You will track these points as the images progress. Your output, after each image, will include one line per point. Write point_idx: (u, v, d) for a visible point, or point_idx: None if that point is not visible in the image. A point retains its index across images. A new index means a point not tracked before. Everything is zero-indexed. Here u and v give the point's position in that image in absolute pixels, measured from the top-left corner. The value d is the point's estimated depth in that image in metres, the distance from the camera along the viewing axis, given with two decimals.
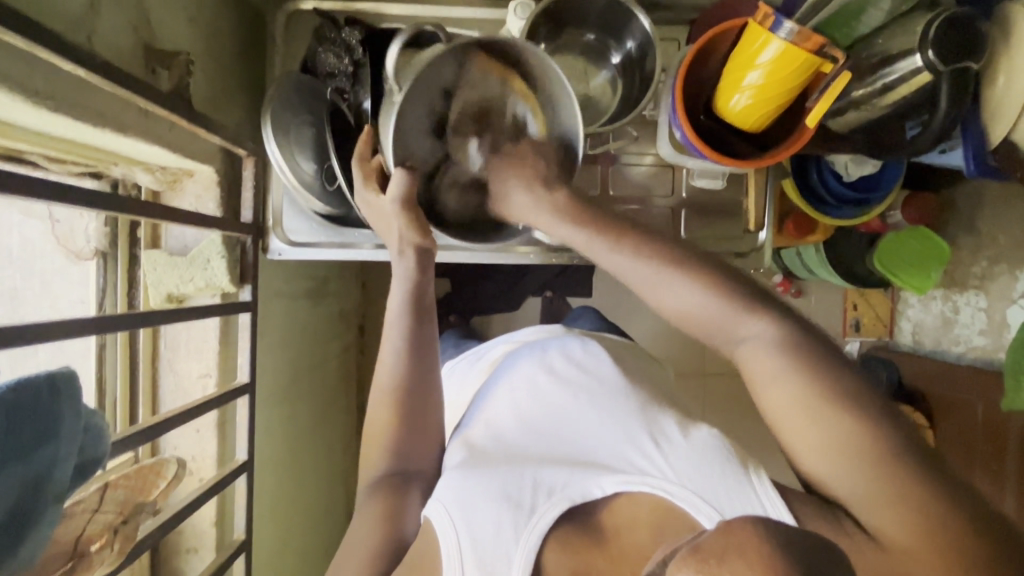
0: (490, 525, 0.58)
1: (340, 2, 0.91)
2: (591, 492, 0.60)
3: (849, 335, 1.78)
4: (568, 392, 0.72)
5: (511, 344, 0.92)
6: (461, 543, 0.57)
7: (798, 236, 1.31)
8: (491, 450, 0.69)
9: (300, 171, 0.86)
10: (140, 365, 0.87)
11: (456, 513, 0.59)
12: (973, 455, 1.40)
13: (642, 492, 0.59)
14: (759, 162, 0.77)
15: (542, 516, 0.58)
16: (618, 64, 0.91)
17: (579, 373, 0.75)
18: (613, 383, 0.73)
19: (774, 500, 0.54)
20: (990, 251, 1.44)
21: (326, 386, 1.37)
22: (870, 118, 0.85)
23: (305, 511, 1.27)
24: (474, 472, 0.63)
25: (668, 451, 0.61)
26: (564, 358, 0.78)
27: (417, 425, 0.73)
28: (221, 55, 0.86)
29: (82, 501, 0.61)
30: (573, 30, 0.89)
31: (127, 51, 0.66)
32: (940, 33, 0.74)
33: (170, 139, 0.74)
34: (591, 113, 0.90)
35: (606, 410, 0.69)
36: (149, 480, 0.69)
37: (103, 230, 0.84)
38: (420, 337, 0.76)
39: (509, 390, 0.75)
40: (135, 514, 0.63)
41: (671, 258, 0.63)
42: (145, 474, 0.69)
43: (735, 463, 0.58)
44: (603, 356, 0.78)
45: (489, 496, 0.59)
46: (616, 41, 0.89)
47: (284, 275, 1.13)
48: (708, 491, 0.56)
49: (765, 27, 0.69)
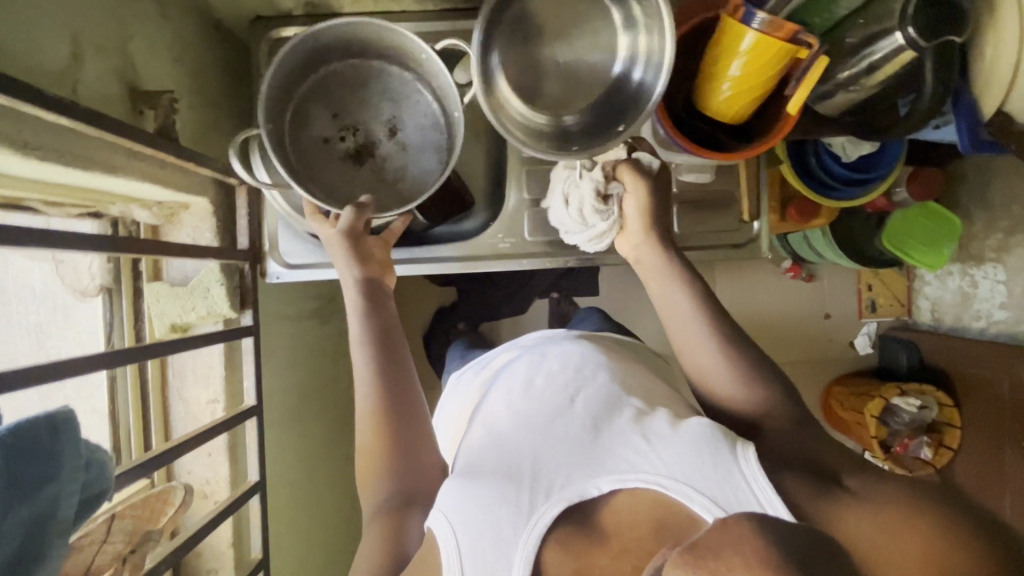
0: (488, 529, 0.58)
1: (320, 28, 0.93)
2: (589, 492, 0.60)
3: (864, 317, 1.74)
4: (560, 393, 0.71)
5: (510, 352, 0.91)
6: (463, 555, 0.57)
7: (801, 222, 1.29)
8: (486, 446, 0.67)
9: (292, 196, 0.92)
10: (150, 394, 0.89)
11: (456, 520, 0.59)
12: (999, 434, 1.37)
13: (640, 487, 0.59)
14: (741, 155, 0.76)
15: (540, 518, 0.58)
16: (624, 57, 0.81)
17: (573, 376, 0.72)
18: (606, 387, 0.71)
19: (774, 499, 0.55)
20: (1005, 222, 1.40)
21: (339, 401, 1.41)
22: (861, 99, 0.84)
23: (325, 524, 1.30)
24: (472, 478, 0.63)
25: (659, 444, 0.61)
26: (560, 362, 0.75)
27: (405, 443, 0.75)
28: (206, 90, 0.88)
29: (91, 532, 0.65)
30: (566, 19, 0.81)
31: (113, 97, 0.68)
32: (922, 9, 0.72)
33: (161, 176, 0.76)
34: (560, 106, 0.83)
35: (601, 414, 0.67)
36: (157, 509, 0.72)
37: (106, 267, 0.86)
38: (394, 361, 0.80)
39: (504, 395, 0.74)
40: (143, 543, 0.67)
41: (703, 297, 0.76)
42: (152, 503, 0.72)
43: (725, 446, 0.59)
44: (598, 359, 0.76)
45: (487, 502, 0.59)
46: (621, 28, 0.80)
47: (288, 298, 1.16)
48: (696, 479, 0.57)
49: (737, 19, 0.68)
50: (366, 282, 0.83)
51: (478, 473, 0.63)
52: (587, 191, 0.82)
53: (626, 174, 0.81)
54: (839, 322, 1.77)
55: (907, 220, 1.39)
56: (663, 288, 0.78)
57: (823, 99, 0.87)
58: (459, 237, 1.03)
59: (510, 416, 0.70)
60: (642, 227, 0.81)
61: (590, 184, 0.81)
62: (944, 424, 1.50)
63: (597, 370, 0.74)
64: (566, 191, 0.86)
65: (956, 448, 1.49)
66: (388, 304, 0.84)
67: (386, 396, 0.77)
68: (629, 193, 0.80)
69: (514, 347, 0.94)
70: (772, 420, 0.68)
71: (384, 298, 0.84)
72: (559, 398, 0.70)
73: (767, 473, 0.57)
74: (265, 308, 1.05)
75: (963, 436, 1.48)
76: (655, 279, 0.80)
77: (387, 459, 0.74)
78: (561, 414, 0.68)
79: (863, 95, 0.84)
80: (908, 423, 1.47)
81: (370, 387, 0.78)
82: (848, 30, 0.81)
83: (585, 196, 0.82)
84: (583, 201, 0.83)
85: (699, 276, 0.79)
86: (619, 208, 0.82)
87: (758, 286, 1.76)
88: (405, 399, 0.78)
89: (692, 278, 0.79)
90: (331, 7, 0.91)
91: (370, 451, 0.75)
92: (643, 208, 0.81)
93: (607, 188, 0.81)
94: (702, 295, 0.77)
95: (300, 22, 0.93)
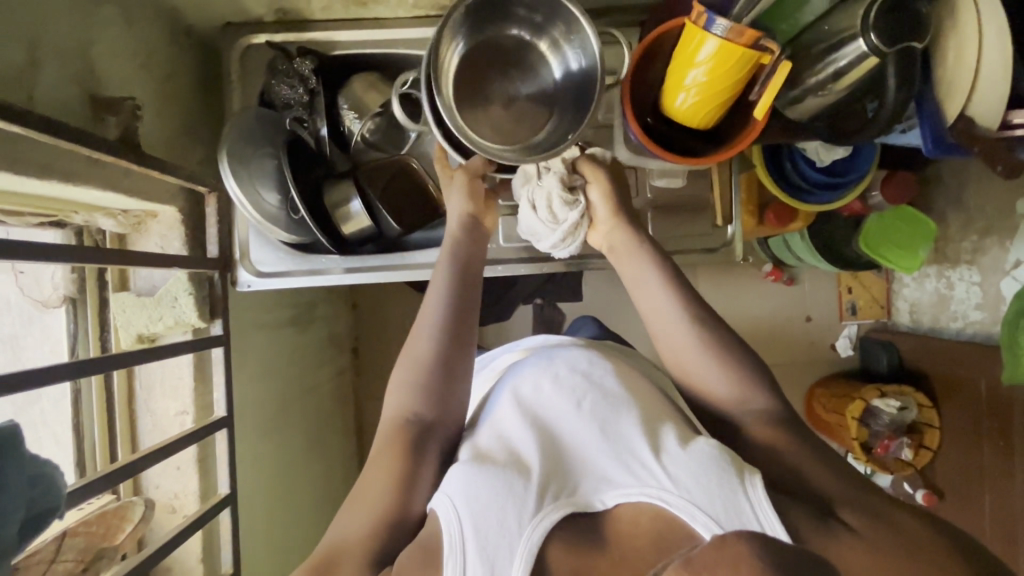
0: (494, 519, 0.57)
1: (292, 35, 0.92)
2: (594, 505, 0.61)
3: (845, 319, 1.76)
4: (567, 398, 0.70)
5: (519, 353, 0.91)
6: (466, 540, 0.57)
7: (779, 226, 1.31)
8: (494, 446, 0.67)
9: (263, 203, 0.88)
10: (117, 406, 0.87)
11: (463, 506, 0.58)
12: (977, 434, 1.39)
13: (642, 501, 0.59)
14: (712, 159, 0.76)
15: (545, 517, 0.58)
16: (559, 69, 0.84)
17: (582, 381, 0.72)
18: (617, 392, 0.70)
19: (769, 515, 0.56)
20: (979, 224, 1.42)
21: (319, 410, 1.39)
22: (830, 104, 0.83)
23: (303, 536, 1.27)
24: (480, 467, 0.62)
25: (669, 463, 0.61)
26: (569, 367, 0.74)
27: (449, 392, 0.73)
28: (175, 97, 0.87)
29: (41, 551, 0.69)
30: (501, 36, 0.85)
31: (73, 104, 0.67)
32: (881, 16, 0.74)
33: (124, 184, 0.75)
34: (524, 126, 0.85)
35: (608, 419, 0.67)
36: (114, 526, 0.76)
37: (70, 277, 0.84)
38: (466, 302, 0.77)
39: (512, 400, 0.72)
40: (95, 562, 0.71)
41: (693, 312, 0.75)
42: (109, 520, 0.76)
43: (733, 473, 0.59)
44: (604, 361, 0.76)
45: (495, 494, 0.59)
46: (551, 45, 0.84)
47: (264, 306, 1.15)
48: (701, 498, 0.57)
49: (699, 26, 0.69)
50: (468, 219, 0.84)
51: (486, 464, 0.63)
52: (551, 189, 0.83)
53: (586, 165, 0.85)
54: (821, 325, 1.78)
55: (883, 224, 1.41)
56: (637, 273, 0.79)
57: (793, 103, 0.87)
58: (435, 244, 1.01)
59: (518, 417, 0.70)
60: (619, 223, 0.83)
61: (554, 178, 0.83)
62: (923, 425, 1.50)
63: (603, 375, 0.73)
64: (530, 199, 0.86)
65: (936, 449, 1.50)
66: (481, 247, 0.83)
67: (446, 342, 0.74)
68: (593, 182, 0.83)
69: (522, 347, 0.94)
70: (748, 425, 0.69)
71: (482, 240, 0.84)
72: (566, 403, 0.70)
73: (774, 506, 0.58)
74: (239, 317, 1.04)
75: (942, 437, 1.49)
76: (634, 267, 0.80)
77: (423, 397, 0.71)
78: (569, 423, 0.68)
79: (831, 101, 0.83)
80: (888, 424, 1.48)
81: (435, 326, 0.75)
82: (817, 34, 0.81)
83: (551, 195, 0.83)
84: (552, 200, 0.84)
85: (681, 274, 0.79)
86: (585, 198, 0.85)
87: (740, 289, 1.77)
88: (460, 349, 0.75)
89: (665, 262, 0.80)
90: (303, 13, 0.90)
91: (417, 377, 0.73)
92: (607, 198, 0.84)
93: (570, 182, 0.84)
94: (681, 287, 0.77)
95: (272, 30, 0.92)
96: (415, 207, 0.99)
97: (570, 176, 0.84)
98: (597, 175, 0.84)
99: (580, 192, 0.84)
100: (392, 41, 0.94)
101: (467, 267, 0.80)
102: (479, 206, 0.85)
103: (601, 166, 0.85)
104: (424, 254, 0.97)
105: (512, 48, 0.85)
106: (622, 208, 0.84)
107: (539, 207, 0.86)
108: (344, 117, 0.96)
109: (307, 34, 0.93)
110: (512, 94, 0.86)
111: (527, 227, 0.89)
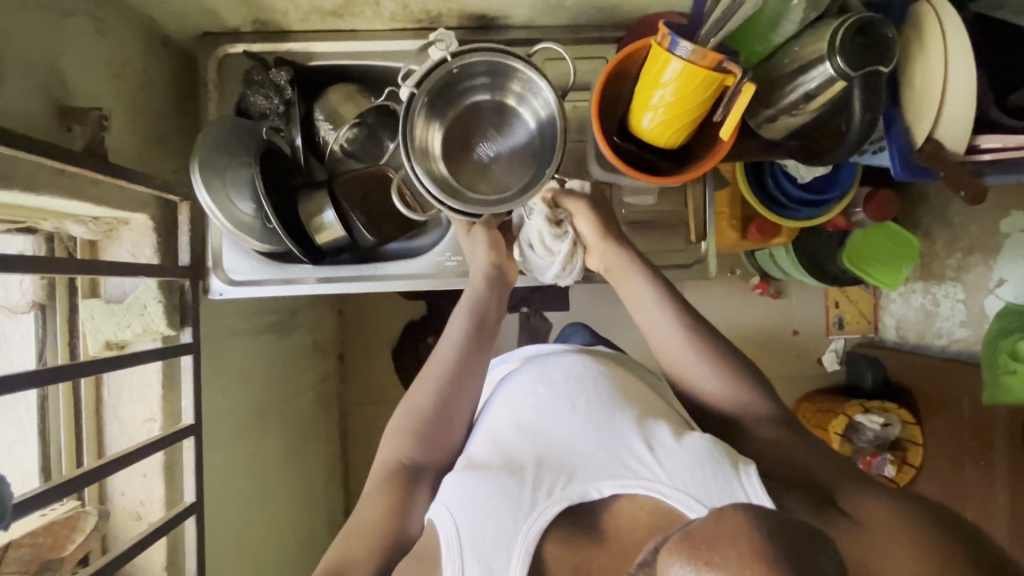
0: (491, 521, 0.59)
1: (269, 45, 0.93)
2: (590, 494, 0.62)
3: (832, 333, 1.76)
4: (562, 400, 0.71)
5: (513, 363, 0.91)
6: (463, 541, 0.58)
7: (762, 239, 1.30)
8: (489, 452, 0.68)
9: (235, 212, 0.88)
10: (83, 412, 0.88)
11: (458, 513, 0.60)
12: (959, 453, 1.39)
13: (639, 493, 0.61)
14: (681, 178, 0.77)
15: (541, 515, 0.60)
16: (532, 121, 0.85)
17: (576, 383, 0.73)
18: (608, 392, 0.72)
19: (757, 490, 0.58)
20: (964, 242, 1.42)
21: (299, 416, 1.39)
22: (803, 123, 0.83)
23: (280, 542, 1.27)
24: (475, 473, 0.64)
25: (664, 455, 0.62)
26: (563, 371, 0.76)
27: (448, 425, 0.75)
28: (148, 105, 0.87)
29: None
30: (469, 100, 0.85)
31: (39, 115, 0.68)
32: (848, 40, 0.74)
33: (92, 193, 0.75)
34: (512, 172, 0.86)
35: (602, 417, 0.68)
36: (62, 536, 0.79)
37: (39, 283, 0.85)
38: (480, 345, 0.79)
39: (507, 404, 0.74)
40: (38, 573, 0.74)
41: (686, 318, 0.77)
42: (57, 531, 0.80)
43: (727, 462, 0.60)
44: (598, 366, 0.77)
45: (491, 496, 0.61)
46: (517, 97, 0.84)
47: (242, 313, 1.15)
48: (697, 488, 0.59)
49: (664, 47, 0.69)
50: (495, 269, 0.86)
51: (481, 470, 0.64)
52: (540, 228, 0.84)
53: (568, 201, 0.85)
54: (807, 339, 1.78)
55: (866, 239, 1.41)
56: (631, 289, 0.80)
57: (768, 122, 0.87)
58: (409, 255, 1.02)
59: (512, 421, 0.71)
60: (614, 245, 0.83)
61: (540, 218, 0.83)
62: (906, 442, 1.50)
63: (597, 379, 0.74)
64: (524, 241, 0.87)
65: (919, 466, 1.50)
66: (499, 296, 0.85)
67: (450, 382, 0.76)
68: (577, 212, 0.84)
69: (515, 356, 0.94)
70: (745, 426, 0.71)
71: (503, 291, 0.86)
72: (561, 404, 0.71)
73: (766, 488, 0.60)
74: (215, 324, 1.04)
75: (925, 454, 1.49)
76: (628, 289, 0.81)
77: (423, 432, 0.73)
78: (565, 421, 0.69)
79: (805, 120, 0.83)
80: (872, 440, 1.47)
81: (448, 370, 0.77)
82: (787, 56, 0.82)
83: (539, 233, 0.84)
84: (542, 236, 0.84)
85: (673, 288, 0.80)
86: (573, 229, 0.85)
87: (728, 302, 1.77)
88: (465, 384, 0.77)
89: (657, 277, 0.81)
90: (279, 24, 0.91)
91: (420, 415, 0.74)
92: (594, 225, 0.84)
93: (555, 216, 0.84)
94: (667, 291, 0.79)
95: (249, 40, 0.93)
96: (390, 219, 0.97)
97: (553, 211, 0.84)
98: (580, 208, 0.84)
99: (563, 223, 0.83)
100: (370, 53, 0.94)
101: (489, 313, 0.82)
102: (500, 257, 0.87)
103: (584, 197, 0.85)
104: (398, 266, 0.97)
105: (481, 112, 0.86)
106: (613, 230, 0.85)
107: (534, 247, 0.86)
108: (319, 126, 0.97)
109: (283, 44, 0.94)
110: (496, 152, 0.87)
111: (531, 268, 0.89)
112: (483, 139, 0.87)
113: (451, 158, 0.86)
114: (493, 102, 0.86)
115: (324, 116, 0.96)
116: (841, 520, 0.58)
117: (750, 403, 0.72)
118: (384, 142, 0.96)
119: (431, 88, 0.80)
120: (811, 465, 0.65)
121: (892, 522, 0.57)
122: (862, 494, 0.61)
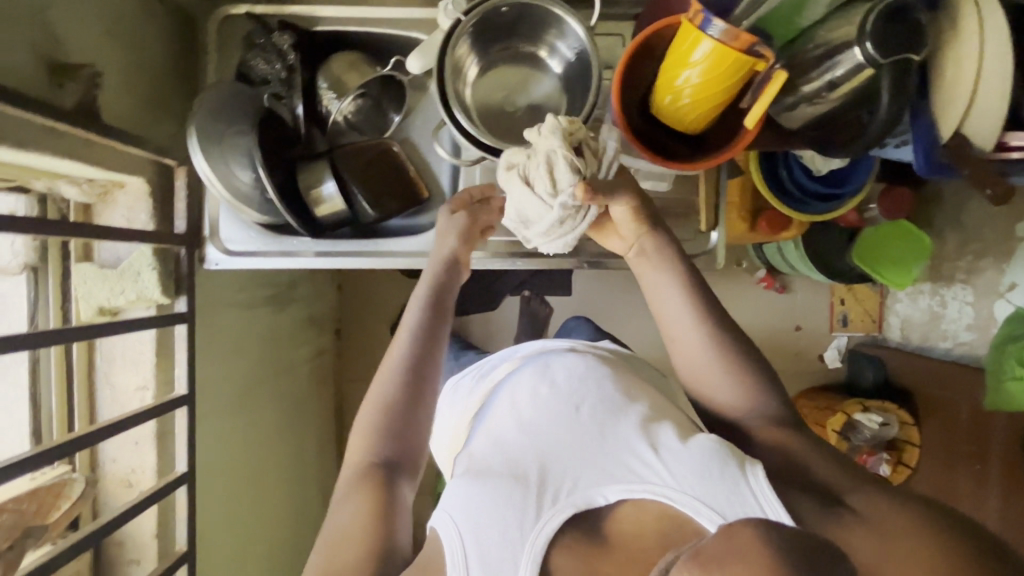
0: (497, 527, 0.58)
1: (272, 7, 0.90)
2: (596, 501, 0.60)
3: (836, 330, 1.74)
4: (564, 402, 0.69)
5: (514, 362, 0.89)
6: (468, 546, 0.58)
7: (772, 232, 1.24)
8: (491, 456, 0.67)
9: (234, 179, 0.85)
10: (75, 376, 0.87)
11: (463, 521, 0.59)
12: (953, 456, 1.38)
13: (646, 498, 0.59)
14: (700, 163, 0.74)
15: (547, 521, 0.59)
16: (560, 71, 0.85)
17: (578, 386, 0.71)
18: (609, 395, 0.70)
19: (773, 504, 0.56)
20: (976, 244, 1.39)
21: (294, 390, 1.39)
22: (825, 111, 0.80)
23: (271, 514, 1.28)
24: (478, 479, 0.63)
25: (669, 458, 0.61)
26: (564, 370, 0.74)
27: (414, 419, 0.71)
28: (144, 65, 0.84)
29: None
30: (501, 46, 0.84)
31: (29, 70, 0.65)
32: (880, 25, 0.70)
33: (84, 154, 0.73)
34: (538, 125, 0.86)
35: (601, 421, 0.67)
36: (47, 503, 0.77)
37: (31, 244, 0.83)
38: (436, 331, 0.76)
39: (509, 405, 0.72)
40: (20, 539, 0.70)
41: (705, 310, 0.73)
42: (41, 497, 0.77)
43: (734, 463, 0.59)
44: (603, 369, 0.74)
45: (496, 501, 0.60)
46: (548, 49, 0.84)
47: (238, 285, 1.13)
48: (706, 495, 0.57)
49: (696, 25, 0.66)
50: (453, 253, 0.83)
51: (485, 475, 0.64)
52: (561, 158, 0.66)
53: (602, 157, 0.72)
54: (809, 335, 1.76)
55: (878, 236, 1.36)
56: (655, 276, 0.76)
57: (787, 111, 0.84)
58: (411, 232, 0.99)
59: (516, 423, 0.69)
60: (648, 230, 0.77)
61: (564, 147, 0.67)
62: (902, 442, 1.46)
63: (599, 381, 0.72)
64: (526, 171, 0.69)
65: (913, 466, 1.46)
66: (457, 279, 0.82)
67: (412, 368, 0.72)
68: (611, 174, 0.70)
69: (517, 356, 0.92)
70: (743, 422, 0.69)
71: (460, 272, 0.82)
72: (565, 405, 0.69)
73: (776, 494, 0.58)
74: (210, 294, 1.02)
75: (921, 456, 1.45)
76: (654, 279, 0.76)
77: (390, 426, 0.70)
78: (564, 427, 0.67)
79: (826, 108, 0.80)
80: (869, 439, 1.44)
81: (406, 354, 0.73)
82: (811, 41, 0.79)
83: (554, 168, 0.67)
84: (555, 171, 0.67)
85: (703, 282, 0.76)
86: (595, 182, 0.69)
87: (732, 296, 1.75)
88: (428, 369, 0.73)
89: (688, 269, 0.76)
90: None
91: (383, 406, 0.71)
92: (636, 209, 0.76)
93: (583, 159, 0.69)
94: (695, 284, 0.75)
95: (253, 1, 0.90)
96: (391, 194, 0.94)
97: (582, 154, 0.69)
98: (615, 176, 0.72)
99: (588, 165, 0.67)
100: (377, 19, 0.91)
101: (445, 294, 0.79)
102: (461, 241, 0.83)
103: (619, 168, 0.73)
104: (399, 244, 0.95)
105: (511, 58, 0.85)
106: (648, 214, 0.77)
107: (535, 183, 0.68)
108: (322, 96, 0.93)
109: (288, 8, 0.91)
110: (519, 102, 0.87)
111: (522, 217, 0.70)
112: (509, 88, 0.86)
113: (477, 102, 0.84)
114: (523, 50, 0.85)
115: (327, 86, 0.93)
116: (838, 524, 0.57)
117: (749, 399, 0.71)
118: (389, 114, 0.95)
119: (476, 24, 0.78)
120: (808, 464, 0.64)
121: (887, 527, 0.56)
122: (858, 496, 0.60)
